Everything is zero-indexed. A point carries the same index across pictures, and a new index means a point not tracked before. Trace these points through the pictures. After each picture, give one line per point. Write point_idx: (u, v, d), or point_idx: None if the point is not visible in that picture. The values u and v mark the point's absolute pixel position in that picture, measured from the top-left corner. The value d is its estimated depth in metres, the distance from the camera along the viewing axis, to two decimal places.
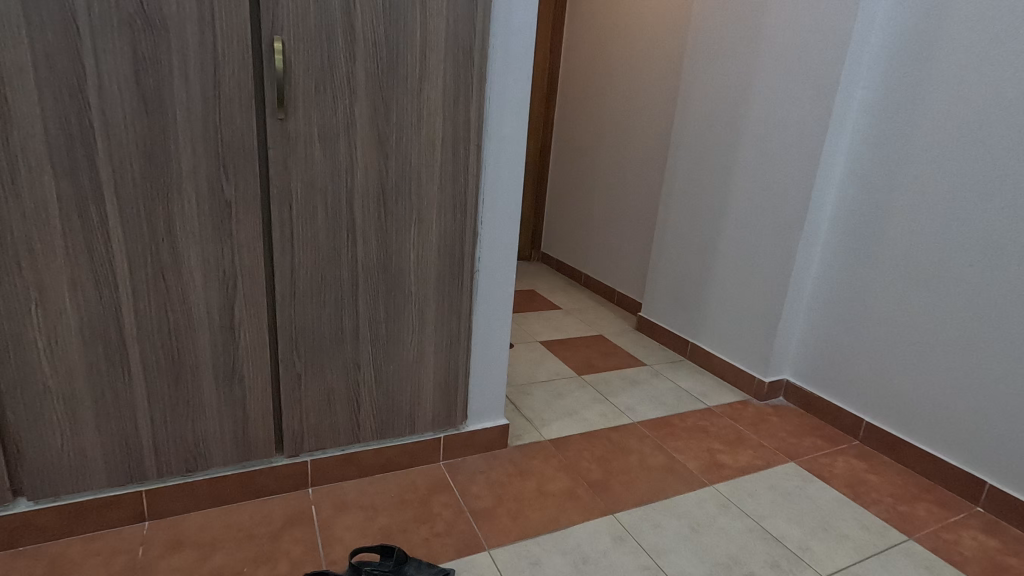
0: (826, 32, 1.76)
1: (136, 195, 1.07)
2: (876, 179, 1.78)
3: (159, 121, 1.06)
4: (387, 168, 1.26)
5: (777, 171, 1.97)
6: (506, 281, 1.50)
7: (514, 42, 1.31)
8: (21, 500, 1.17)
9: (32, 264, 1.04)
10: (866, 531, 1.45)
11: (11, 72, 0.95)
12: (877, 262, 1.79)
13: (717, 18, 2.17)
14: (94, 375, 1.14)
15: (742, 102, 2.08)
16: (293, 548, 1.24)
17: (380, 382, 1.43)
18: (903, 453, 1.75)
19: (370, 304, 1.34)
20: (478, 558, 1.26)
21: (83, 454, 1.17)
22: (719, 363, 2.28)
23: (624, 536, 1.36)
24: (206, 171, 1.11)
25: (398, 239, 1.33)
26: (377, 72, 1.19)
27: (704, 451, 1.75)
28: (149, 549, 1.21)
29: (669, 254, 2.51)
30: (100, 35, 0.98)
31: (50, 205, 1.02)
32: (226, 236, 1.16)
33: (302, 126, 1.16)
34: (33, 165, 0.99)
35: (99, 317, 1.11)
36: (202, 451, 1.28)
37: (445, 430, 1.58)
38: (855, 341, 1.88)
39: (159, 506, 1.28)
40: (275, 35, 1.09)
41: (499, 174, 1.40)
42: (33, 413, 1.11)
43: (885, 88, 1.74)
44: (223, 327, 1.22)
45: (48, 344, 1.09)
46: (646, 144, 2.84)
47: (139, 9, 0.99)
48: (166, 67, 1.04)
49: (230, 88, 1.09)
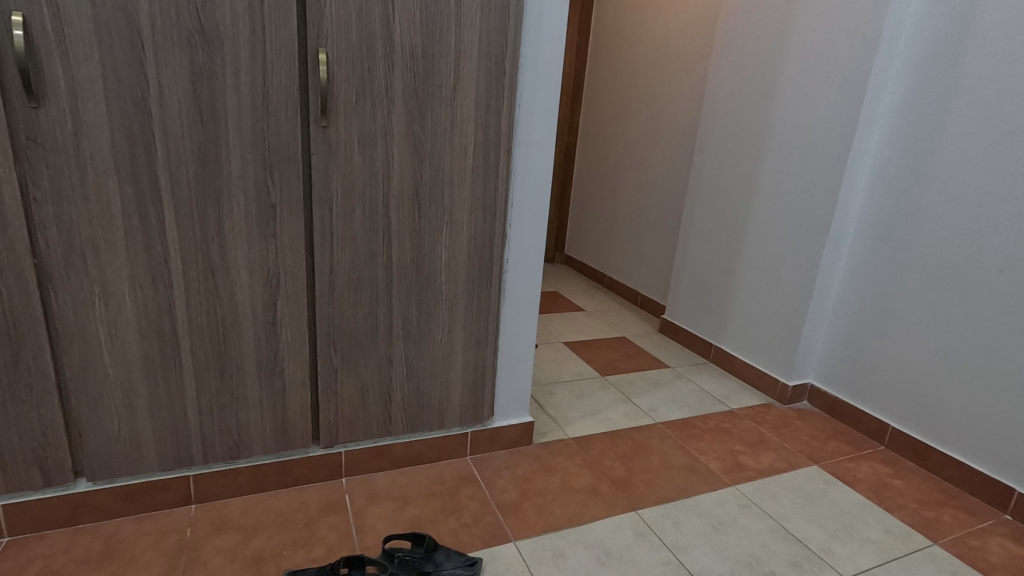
0: (854, 35, 1.77)
1: (190, 198, 1.15)
2: (903, 183, 1.78)
3: (212, 128, 1.13)
4: (421, 172, 1.32)
5: (803, 175, 1.97)
6: (533, 282, 1.55)
7: (544, 51, 1.36)
8: (80, 480, 1.25)
9: (97, 261, 1.12)
10: (890, 535, 1.45)
11: (82, 85, 1.03)
12: (904, 267, 1.79)
13: (745, 21, 2.18)
14: (149, 366, 1.22)
15: (768, 105, 2.10)
16: (328, 534, 1.30)
17: (410, 378, 1.49)
18: (929, 459, 1.74)
19: (403, 302, 1.40)
20: (505, 548, 1.30)
21: (137, 439, 1.25)
22: (741, 366, 2.29)
23: (646, 532, 1.40)
24: (254, 175, 1.18)
25: (430, 240, 1.38)
26: (413, 81, 1.25)
27: (726, 453, 1.77)
28: (196, 530, 1.29)
29: (693, 257, 2.52)
30: (162, 49, 1.06)
31: (113, 208, 1.11)
32: (271, 237, 1.23)
33: (343, 133, 1.23)
34: (99, 171, 1.08)
35: (154, 311, 1.19)
36: (244, 440, 1.35)
37: (472, 425, 1.63)
38: (881, 347, 1.87)
39: (205, 491, 1.36)
40: (320, 47, 1.15)
41: (528, 178, 1.45)
42: (94, 400, 1.19)
43: (914, 91, 1.74)
44: (265, 322, 1.29)
45: (108, 336, 1.17)
46: (671, 147, 2.85)
47: (197, 25, 1.07)
48: (220, 79, 1.11)
49: (277, 98, 1.16)
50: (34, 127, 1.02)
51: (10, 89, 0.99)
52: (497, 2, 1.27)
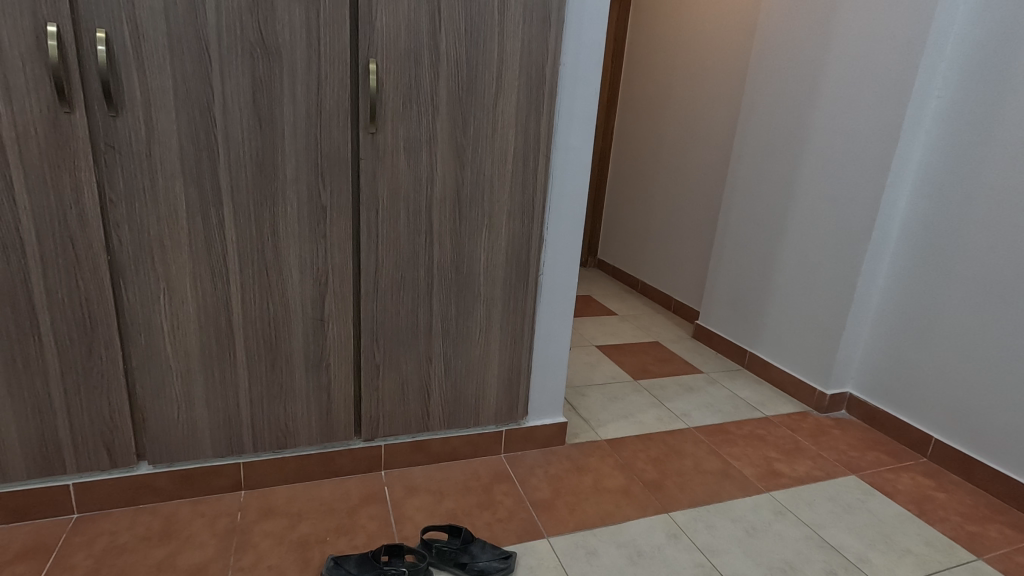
0: (898, 39, 1.75)
1: (248, 201, 1.23)
2: (949, 189, 1.74)
3: (270, 135, 1.20)
4: (463, 176, 1.37)
5: (844, 180, 1.95)
6: (568, 284, 1.58)
7: (584, 58, 1.40)
8: (142, 463, 1.34)
9: (163, 259, 1.21)
10: (931, 548, 1.43)
11: (155, 95, 1.11)
12: (950, 275, 1.75)
13: (785, 25, 2.17)
14: (207, 357, 1.30)
15: (808, 109, 2.08)
16: (369, 523, 1.36)
17: (448, 375, 1.53)
18: (975, 473, 1.69)
19: (442, 301, 1.45)
20: (539, 543, 1.34)
21: (194, 426, 1.33)
22: (777, 374, 2.27)
23: (679, 534, 1.41)
24: (307, 179, 1.25)
25: (470, 242, 1.43)
26: (457, 89, 1.30)
27: (761, 459, 1.76)
28: (246, 514, 1.36)
29: (729, 263, 2.51)
30: (227, 62, 1.14)
31: (179, 209, 1.19)
32: (321, 237, 1.30)
33: (390, 139, 1.29)
34: (168, 175, 1.16)
35: (213, 306, 1.27)
36: (292, 430, 1.42)
37: (507, 424, 1.67)
38: (924, 356, 1.84)
39: (254, 478, 1.44)
40: (370, 57, 1.22)
41: (566, 182, 1.48)
42: (157, 388, 1.28)
43: (961, 96, 1.70)
44: (314, 319, 1.35)
45: (171, 328, 1.25)
46: (708, 152, 2.85)
47: (259, 37, 1.14)
48: (278, 89, 1.18)
49: (330, 105, 1.22)
50: (112, 134, 1.11)
51: (93, 99, 1.08)
52: (539, 12, 1.31)
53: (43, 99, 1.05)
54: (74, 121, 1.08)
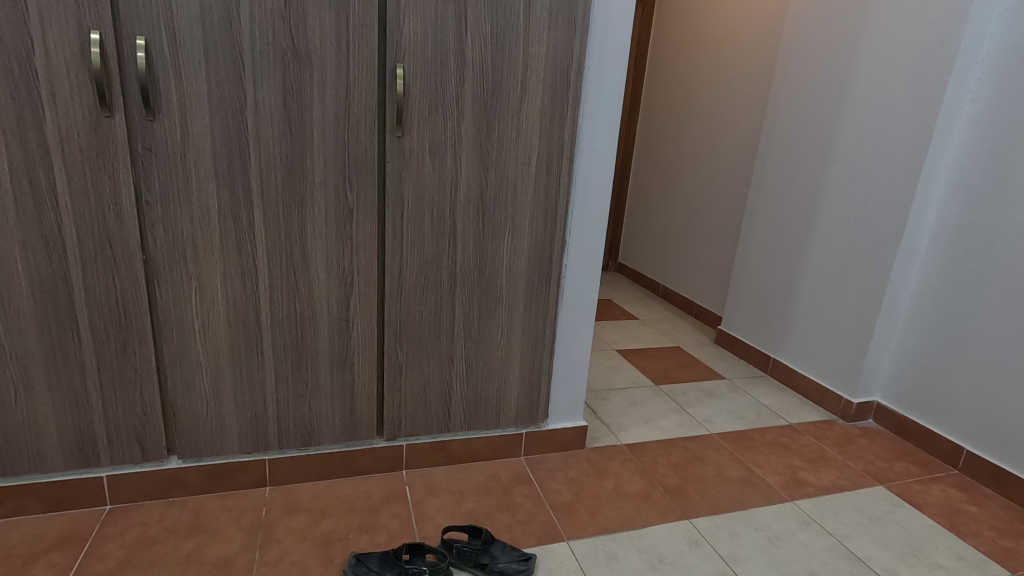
0: (931, 41, 1.71)
1: (278, 203, 1.25)
2: (983, 195, 1.70)
3: (299, 138, 1.23)
4: (486, 179, 1.38)
5: (873, 184, 1.91)
6: (590, 288, 1.58)
7: (608, 61, 1.40)
8: (172, 457, 1.38)
9: (196, 259, 1.24)
10: (963, 563, 1.39)
11: (191, 100, 1.14)
12: (984, 282, 1.70)
13: (812, 27, 2.14)
14: (235, 355, 1.33)
15: (836, 111, 2.05)
16: (391, 521, 1.37)
17: (470, 377, 1.54)
18: (1009, 486, 1.64)
19: (465, 303, 1.46)
20: (559, 546, 1.34)
21: (222, 422, 1.36)
22: (801, 380, 2.23)
23: (700, 540, 1.39)
24: (335, 181, 1.27)
25: (493, 244, 1.43)
26: (482, 92, 1.32)
27: (784, 468, 1.73)
28: (271, 510, 1.39)
29: (753, 268, 2.48)
30: (258, 67, 1.17)
31: (211, 211, 1.22)
32: (347, 239, 1.32)
33: (416, 143, 1.31)
34: (201, 177, 1.19)
35: (242, 305, 1.30)
36: (316, 428, 1.45)
37: (528, 426, 1.67)
38: (957, 365, 1.79)
39: (279, 474, 1.46)
40: (397, 63, 1.24)
41: (589, 186, 1.48)
42: (187, 384, 1.31)
43: (997, 98, 1.66)
44: (339, 318, 1.38)
45: (202, 326, 1.28)
46: (732, 155, 2.82)
47: (290, 43, 1.17)
48: (308, 93, 1.21)
49: (357, 110, 1.25)
50: (149, 137, 1.14)
51: (131, 103, 1.12)
52: (565, 16, 1.31)
53: (85, 104, 1.09)
54: (114, 125, 1.12)
